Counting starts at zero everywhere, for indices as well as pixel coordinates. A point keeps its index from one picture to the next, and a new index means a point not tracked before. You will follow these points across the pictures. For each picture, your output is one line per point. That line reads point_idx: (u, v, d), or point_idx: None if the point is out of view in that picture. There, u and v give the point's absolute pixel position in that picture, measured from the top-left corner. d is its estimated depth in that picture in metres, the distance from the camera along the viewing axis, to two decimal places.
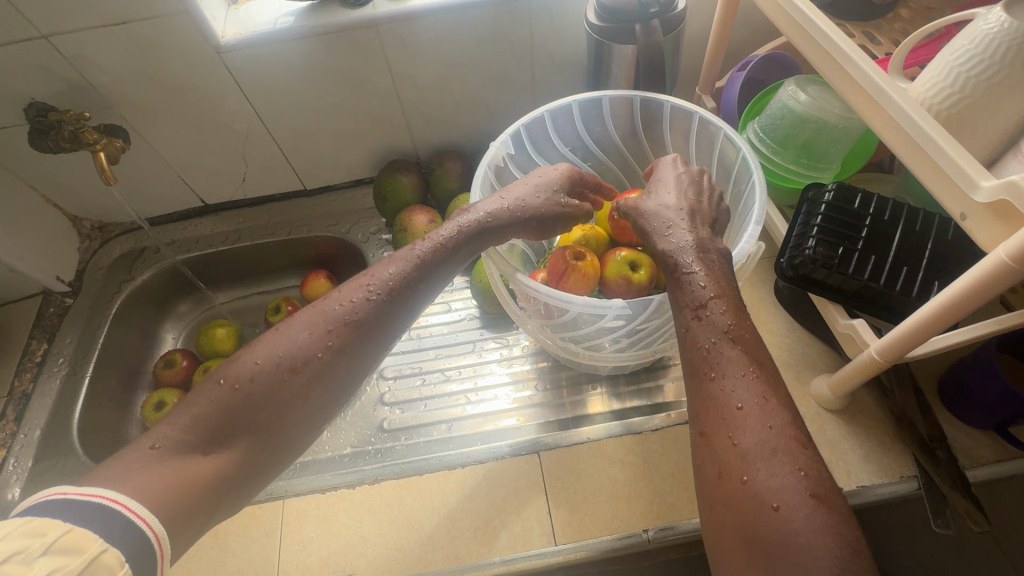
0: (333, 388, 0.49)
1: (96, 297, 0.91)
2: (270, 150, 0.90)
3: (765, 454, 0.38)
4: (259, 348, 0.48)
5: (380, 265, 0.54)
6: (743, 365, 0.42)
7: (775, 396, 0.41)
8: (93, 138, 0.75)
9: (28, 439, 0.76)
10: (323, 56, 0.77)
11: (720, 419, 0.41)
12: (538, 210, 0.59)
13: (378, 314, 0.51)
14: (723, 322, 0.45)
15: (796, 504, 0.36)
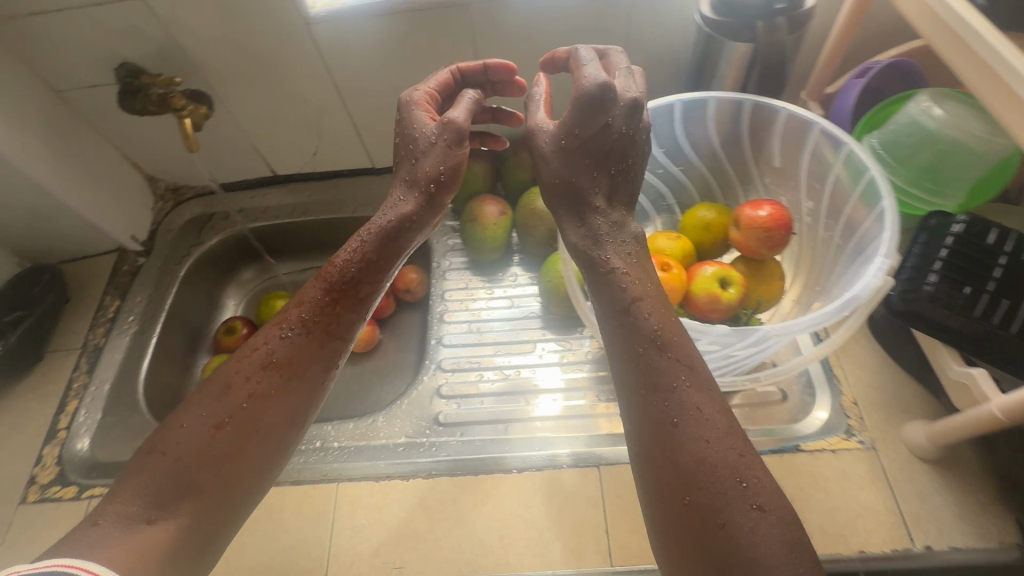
0: (284, 417, 0.51)
1: (166, 258, 0.93)
2: (344, 126, 0.88)
3: (705, 467, 0.41)
4: (187, 410, 0.50)
5: (299, 292, 0.56)
6: (672, 387, 0.45)
7: (709, 410, 0.44)
8: (181, 104, 0.76)
9: (97, 392, 0.79)
10: (409, 33, 0.74)
11: (659, 441, 0.43)
12: (434, 170, 0.59)
13: (307, 342, 0.54)
14: (650, 335, 0.47)
15: (742, 516, 0.39)
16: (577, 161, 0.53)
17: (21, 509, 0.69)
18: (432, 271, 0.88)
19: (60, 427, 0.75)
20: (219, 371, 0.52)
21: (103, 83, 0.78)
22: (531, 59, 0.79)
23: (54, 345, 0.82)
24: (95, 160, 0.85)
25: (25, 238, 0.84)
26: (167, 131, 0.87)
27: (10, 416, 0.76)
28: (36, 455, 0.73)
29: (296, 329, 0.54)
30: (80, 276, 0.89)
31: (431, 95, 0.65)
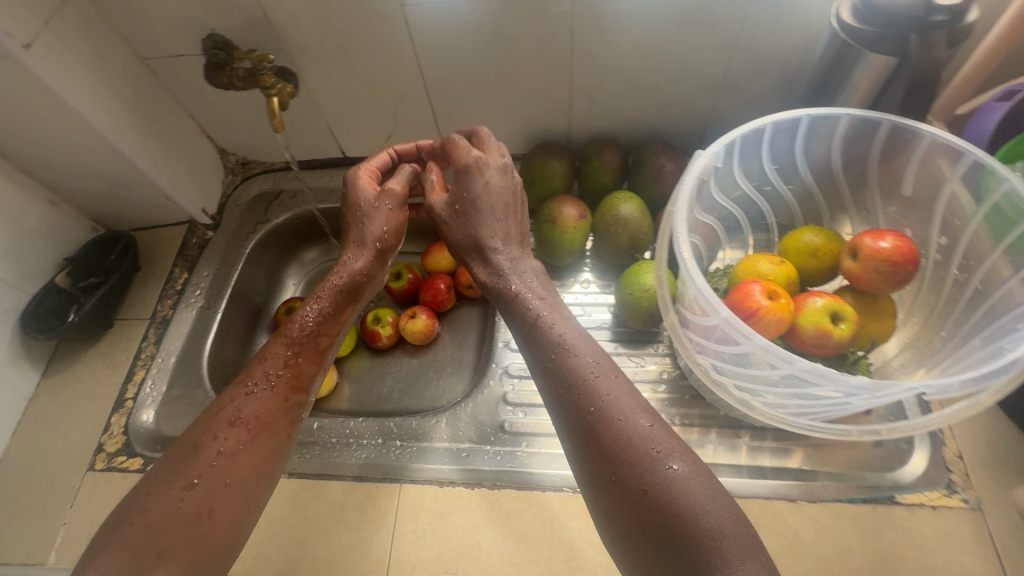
0: (254, 470, 0.54)
1: (234, 233, 0.92)
2: (422, 112, 0.85)
3: (624, 440, 0.47)
4: (151, 482, 0.51)
5: (267, 352, 0.60)
6: (585, 377, 0.50)
7: (617, 390, 0.50)
8: (269, 82, 0.73)
9: (164, 364, 0.79)
10: (507, 20, 0.70)
11: (584, 430, 0.48)
12: (381, 225, 0.67)
13: (275, 397, 0.57)
14: (554, 339, 0.53)
15: (662, 476, 0.44)
16: (476, 219, 0.61)
17: (88, 476, 0.70)
18: None
19: (127, 397, 0.76)
20: (179, 445, 0.54)
21: (190, 54, 0.77)
22: (629, 55, 0.75)
23: (124, 313, 0.83)
24: (174, 130, 0.85)
25: (101, 204, 0.84)
26: (246, 105, 0.85)
27: (80, 381, 0.77)
28: (104, 423, 0.74)
29: (263, 386, 0.57)
30: (150, 245, 0.89)
31: (373, 172, 0.73)
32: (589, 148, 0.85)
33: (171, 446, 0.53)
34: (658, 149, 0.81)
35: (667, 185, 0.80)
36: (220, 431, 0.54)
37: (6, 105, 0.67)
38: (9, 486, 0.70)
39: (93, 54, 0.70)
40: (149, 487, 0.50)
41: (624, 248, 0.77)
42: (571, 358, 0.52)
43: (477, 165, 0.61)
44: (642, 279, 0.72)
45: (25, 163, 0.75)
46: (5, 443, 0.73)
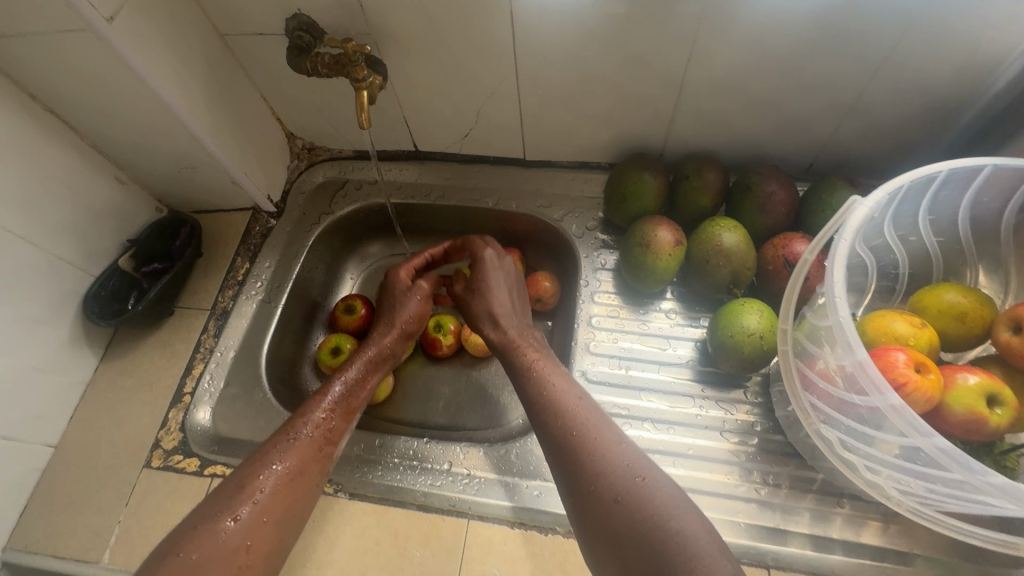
0: (290, 507, 0.55)
1: (297, 224, 0.88)
2: (508, 111, 0.79)
3: (599, 454, 0.53)
4: (194, 518, 0.51)
5: (309, 404, 0.61)
6: (569, 404, 0.58)
7: (592, 413, 0.57)
8: (363, 75, 0.66)
9: (222, 359, 0.76)
10: (624, 20, 0.63)
11: (566, 449, 0.54)
12: (410, 314, 0.71)
13: (315, 440, 0.59)
14: (542, 377, 0.61)
15: (634, 486, 0.49)
16: (497, 300, 0.69)
17: (145, 472, 0.67)
18: (579, 293, 0.79)
19: (185, 391, 0.73)
20: (217, 494, 0.53)
21: (272, 33, 0.71)
22: (753, 66, 0.67)
23: (184, 301, 0.80)
24: (246, 112, 0.80)
25: (167, 185, 0.81)
26: (322, 90, 0.80)
27: (138, 369, 0.75)
28: (161, 417, 0.71)
29: (304, 431, 0.59)
30: (212, 230, 0.86)
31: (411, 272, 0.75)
32: (687, 164, 0.77)
33: (213, 492, 0.53)
34: (767, 172, 0.73)
35: (775, 214, 0.72)
36: (261, 475, 0.54)
37: (83, 79, 0.63)
38: (66, 475, 0.68)
39: (174, 29, 0.65)
40: (193, 528, 0.50)
41: (723, 282, 0.71)
42: (556, 390, 0.59)
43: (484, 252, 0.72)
44: (744, 319, 0.65)
45: (96, 139, 0.71)
46: (62, 428, 0.71)
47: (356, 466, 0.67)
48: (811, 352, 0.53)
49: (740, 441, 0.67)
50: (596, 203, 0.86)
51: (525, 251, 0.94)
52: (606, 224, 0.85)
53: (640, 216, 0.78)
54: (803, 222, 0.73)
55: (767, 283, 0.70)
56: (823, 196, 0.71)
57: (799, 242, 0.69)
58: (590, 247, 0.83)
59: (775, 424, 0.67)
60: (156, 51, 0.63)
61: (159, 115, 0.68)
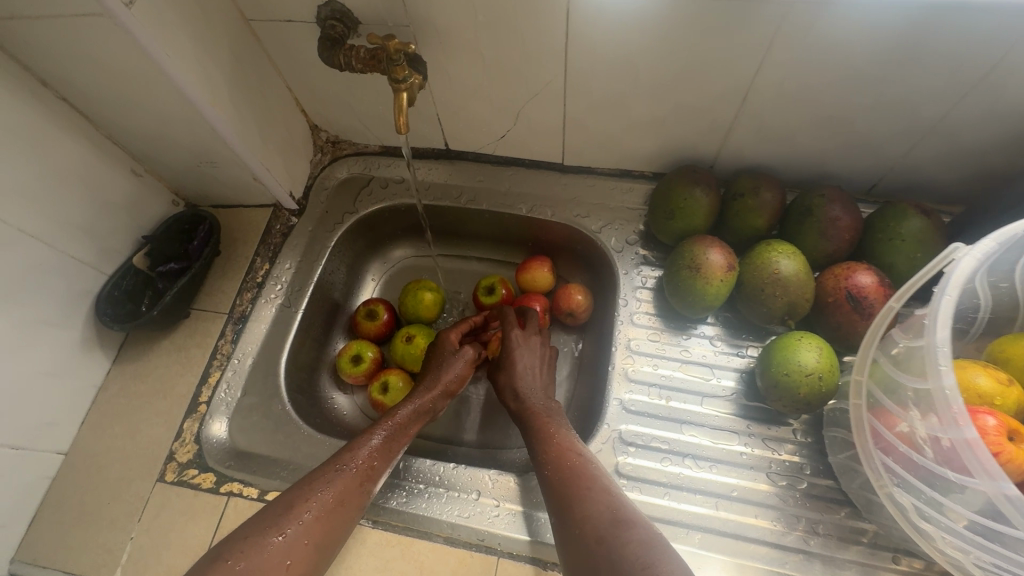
0: (330, 531, 0.54)
1: (319, 222, 0.83)
2: (552, 114, 0.73)
3: (590, 501, 0.53)
4: (245, 531, 0.51)
5: (364, 437, 0.61)
6: (571, 459, 0.59)
7: (589, 467, 0.58)
8: (402, 74, 0.61)
9: (240, 366, 0.72)
10: (690, 24, 0.57)
11: (562, 502, 0.55)
12: (454, 375, 0.72)
13: (362, 472, 0.59)
14: (550, 437, 0.63)
15: (614, 530, 0.49)
16: (529, 371, 0.72)
17: (159, 486, 0.64)
18: (617, 313, 0.75)
19: (201, 400, 0.69)
20: (262, 514, 0.53)
21: (302, 20, 0.65)
22: (828, 79, 0.61)
23: (201, 302, 0.76)
24: (270, 104, 0.75)
25: (185, 179, 0.76)
26: (352, 82, 0.74)
27: (152, 375, 0.71)
28: (176, 427, 0.68)
29: (350, 463, 0.58)
30: (231, 227, 0.81)
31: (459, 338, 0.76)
32: (742, 180, 0.72)
33: (260, 510, 0.53)
34: (831, 194, 0.68)
35: (836, 241, 0.67)
36: (308, 498, 0.54)
37: (100, 68, 0.58)
38: (76, 485, 0.65)
39: (198, 14, 0.60)
40: (243, 537, 0.51)
41: (777, 313, 0.66)
42: (561, 446, 0.61)
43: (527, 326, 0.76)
44: (800, 356, 0.61)
45: (111, 130, 0.67)
46: (73, 435, 0.68)
47: (380, 491, 0.64)
48: (889, 408, 0.49)
49: (788, 485, 0.62)
50: (637, 216, 0.81)
51: (557, 261, 0.89)
52: (647, 239, 0.79)
53: (688, 234, 0.73)
54: (866, 249, 0.68)
55: (824, 315, 0.66)
56: (891, 222, 0.66)
57: (863, 272, 0.63)
58: (630, 264, 0.78)
59: (826, 468, 0.63)
60: (178, 38, 0.58)
61: (179, 108, 0.63)
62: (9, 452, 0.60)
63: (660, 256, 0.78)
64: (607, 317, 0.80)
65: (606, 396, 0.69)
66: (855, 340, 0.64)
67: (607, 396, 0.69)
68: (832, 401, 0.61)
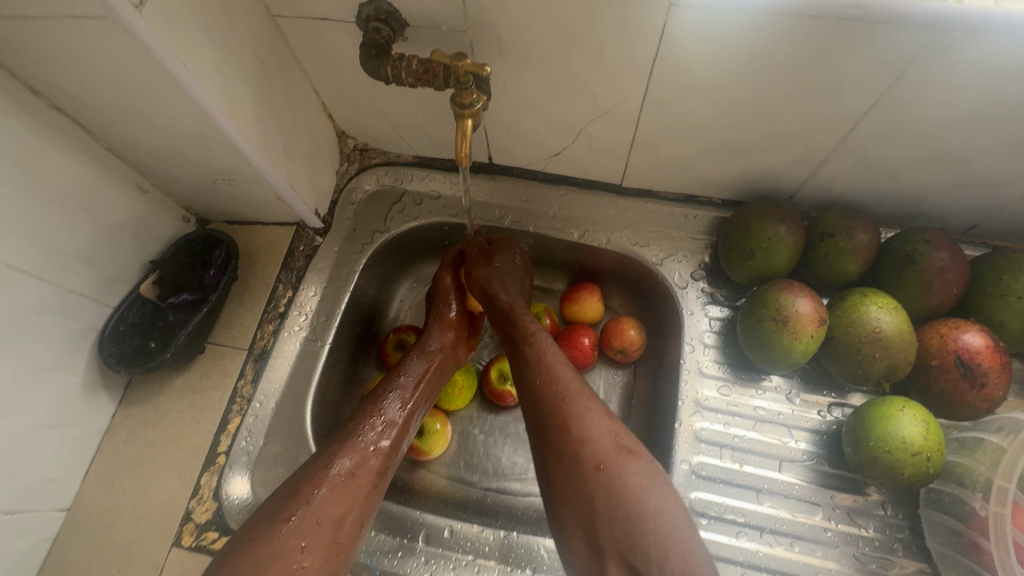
0: (349, 529, 0.51)
1: (347, 242, 0.74)
2: (620, 133, 0.64)
3: (587, 422, 0.51)
4: (255, 547, 0.47)
5: (360, 432, 0.56)
6: (556, 372, 0.55)
7: (577, 381, 0.54)
8: (471, 99, 0.52)
9: (262, 411, 0.64)
10: (800, 46, 0.49)
11: (550, 417, 0.52)
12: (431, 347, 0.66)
13: (354, 486, 0.53)
14: (533, 344, 0.58)
15: (618, 457, 0.48)
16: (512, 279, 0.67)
17: (175, 551, 0.58)
18: (682, 362, 0.67)
19: (220, 450, 0.62)
20: (270, 504, 0.50)
21: (339, 20, 0.55)
22: (956, 113, 0.53)
23: (217, 336, 0.68)
24: (297, 112, 0.65)
25: (197, 194, 0.67)
26: (390, 91, 0.65)
27: (164, 421, 0.63)
28: (193, 482, 0.61)
29: (350, 462, 0.54)
30: (248, 248, 0.72)
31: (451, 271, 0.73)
32: (833, 217, 0.63)
33: (273, 496, 0.51)
34: (937, 239, 0.60)
35: (942, 293, 0.59)
36: (311, 495, 0.50)
37: (101, 77, 0.48)
38: (83, 546, 0.58)
39: (220, 14, 0.50)
40: (249, 543, 0.47)
41: (873, 374, 0.58)
42: (543, 358, 0.56)
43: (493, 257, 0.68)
44: (903, 431, 0.53)
45: (114, 142, 0.57)
46: (76, 488, 0.61)
47: (423, 562, 0.59)
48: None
49: (878, 569, 0.57)
50: (704, 247, 0.72)
51: (607, 288, 0.81)
52: (713, 275, 0.71)
53: (767, 276, 0.65)
54: (972, 302, 0.60)
55: (924, 378, 0.58)
56: (1006, 276, 0.58)
57: (972, 332, 0.56)
58: (695, 304, 0.70)
59: (920, 550, 0.58)
60: (197, 41, 0.48)
61: (195, 124, 0.53)
62: (5, 518, 0.53)
63: (729, 295, 0.70)
64: (666, 359, 0.72)
65: (672, 459, 0.62)
66: (961, 409, 0.57)
67: (672, 459, 0.62)
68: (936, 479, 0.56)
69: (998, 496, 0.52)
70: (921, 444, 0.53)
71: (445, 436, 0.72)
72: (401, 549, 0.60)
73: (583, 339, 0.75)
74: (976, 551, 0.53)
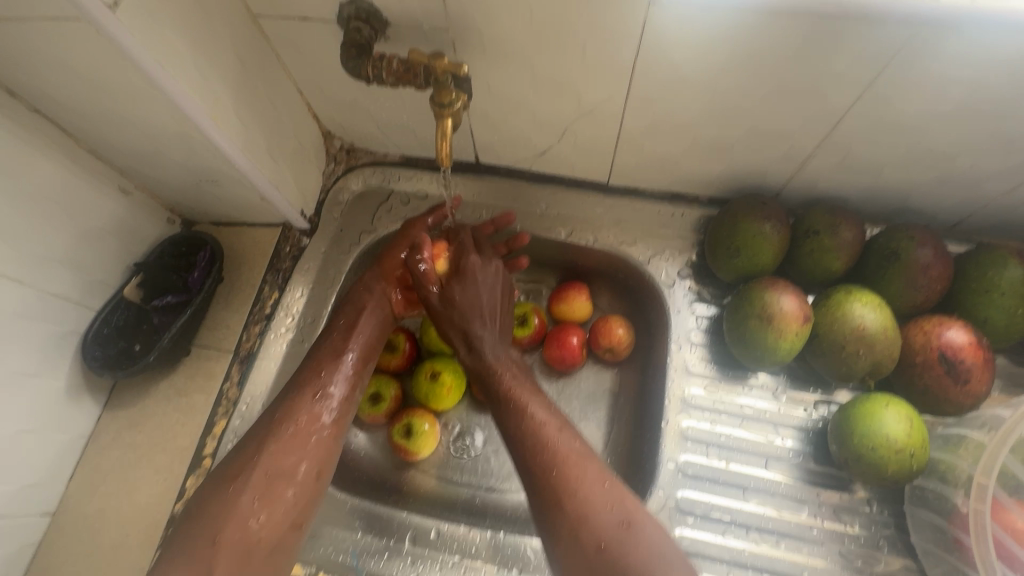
0: (302, 476, 0.54)
1: (333, 243, 0.73)
2: (604, 132, 0.64)
3: (584, 496, 0.52)
4: (206, 510, 0.50)
5: (307, 382, 0.58)
6: (545, 438, 0.56)
7: (570, 446, 0.55)
8: (450, 99, 0.53)
9: (248, 414, 0.63)
10: (777, 44, 0.49)
11: (547, 494, 0.53)
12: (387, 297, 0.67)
13: (314, 417, 0.56)
14: (522, 408, 0.59)
15: (618, 532, 0.49)
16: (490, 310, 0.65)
17: (160, 555, 0.58)
18: (668, 361, 0.67)
19: (205, 453, 0.62)
20: (236, 454, 0.54)
21: (321, 20, 0.55)
22: (937, 110, 0.53)
23: (203, 338, 0.67)
24: (281, 113, 0.64)
25: (181, 196, 0.66)
26: (374, 91, 0.64)
27: (149, 424, 0.63)
28: (178, 485, 0.60)
29: (297, 418, 0.55)
30: (234, 249, 0.72)
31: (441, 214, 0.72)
32: (818, 214, 0.63)
33: (236, 447, 0.55)
34: (921, 236, 0.60)
35: (926, 290, 0.59)
36: (268, 441, 0.54)
37: (80, 80, 0.48)
38: (68, 550, 0.58)
39: (198, 15, 0.50)
40: (200, 505, 0.51)
41: (858, 372, 0.58)
42: (535, 424, 0.57)
43: (469, 274, 0.66)
44: (886, 427, 0.54)
45: (94, 145, 0.57)
46: (60, 492, 0.60)
47: (410, 563, 0.59)
48: (1006, 504, 0.50)
49: (864, 565, 0.58)
50: (691, 245, 0.72)
51: (595, 287, 0.80)
52: (700, 273, 0.71)
53: (752, 274, 0.65)
54: (957, 298, 0.61)
55: (908, 375, 0.59)
56: (989, 272, 0.58)
57: (955, 329, 0.56)
58: (682, 302, 0.70)
59: (906, 546, 0.58)
60: (176, 44, 0.48)
61: (176, 127, 0.53)
62: None
63: (715, 293, 0.70)
64: (654, 358, 0.72)
65: (658, 457, 0.62)
66: (945, 406, 0.57)
67: (659, 458, 0.62)
68: (919, 477, 0.56)
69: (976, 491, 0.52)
70: (880, 417, 0.54)
71: (434, 436, 0.71)
72: (387, 551, 0.60)
73: (571, 338, 0.75)
74: (959, 549, 0.54)
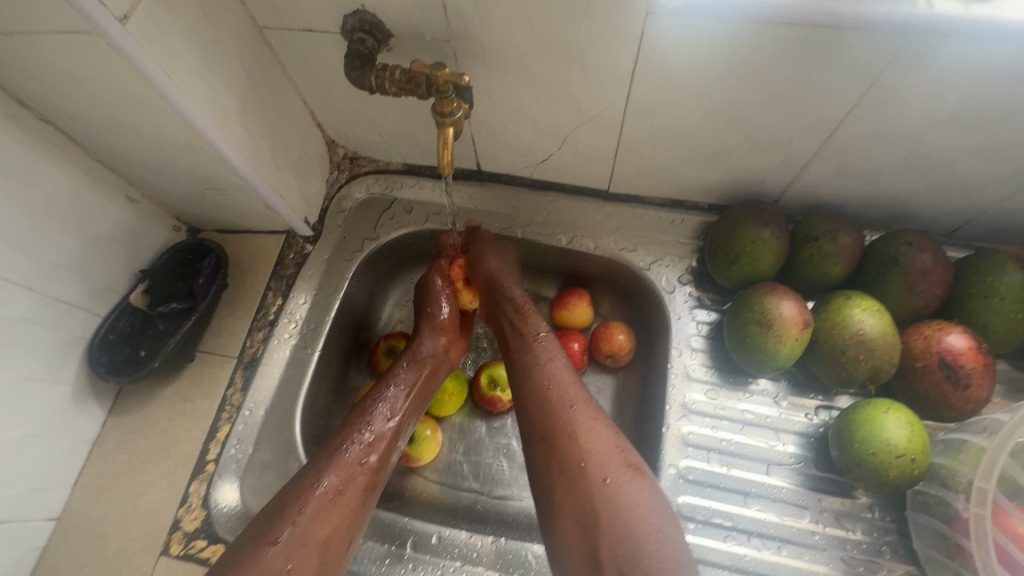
0: (336, 546, 0.51)
1: (337, 250, 0.74)
2: (605, 141, 0.65)
3: (593, 434, 0.53)
4: (238, 574, 0.46)
5: (347, 446, 0.56)
6: (565, 379, 0.57)
7: (583, 392, 0.57)
8: (450, 109, 0.54)
9: (251, 419, 0.64)
10: (772, 53, 0.50)
11: (556, 425, 0.54)
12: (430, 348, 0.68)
13: (355, 483, 0.55)
14: (543, 352, 0.60)
15: (622, 474, 0.50)
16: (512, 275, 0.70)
17: (163, 560, 0.58)
18: (669, 367, 0.67)
19: (209, 458, 0.62)
20: (263, 515, 0.51)
21: (325, 31, 0.56)
22: (933, 117, 0.53)
23: (207, 344, 0.68)
24: (285, 122, 0.65)
25: (187, 205, 0.67)
26: (377, 101, 0.65)
27: (154, 429, 0.64)
28: (181, 490, 0.61)
29: (336, 480, 0.54)
30: (238, 256, 0.73)
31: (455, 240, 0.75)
32: (816, 221, 0.63)
33: (266, 506, 0.52)
34: (919, 241, 0.60)
35: (925, 295, 0.60)
36: (302, 508, 0.51)
37: (89, 90, 0.49)
38: (72, 555, 0.59)
39: (206, 29, 0.51)
40: (234, 564, 0.47)
41: (858, 377, 0.59)
42: (555, 365, 0.59)
43: (495, 243, 0.72)
44: (886, 432, 0.54)
45: (103, 154, 0.58)
46: (65, 498, 0.61)
47: (411, 569, 0.59)
48: (1006, 508, 0.50)
49: (866, 571, 0.57)
50: (691, 252, 0.72)
51: (596, 294, 0.81)
52: (700, 280, 0.71)
53: (751, 279, 0.65)
54: (956, 304, 0.61)
55: (908, 381, 0.59)
56: (988, 277, 0.58)
57: (955, 333, 0.57)
58: (682, 308, 0.70)
59: (909, 552, 0.58)
60: (184, 57, 0.49)
61: (182, 136, 0.54)
62: None
63: (716, 299, 0.70)
64: (655, 364, 0.72)
65: (660, 463, 0.63)
66: (945, 411, 0.57)
67: (661, 463, 0.63)
68: (920, 482, 0.56)
69: (976, 497, 0.52)
70: (920, 459, 0.54)
71: (436, 442, 0.72)
72: (389, 557, 0.60)
73: (572, 344, 0.75)
74: (961, 554, 0.53)
